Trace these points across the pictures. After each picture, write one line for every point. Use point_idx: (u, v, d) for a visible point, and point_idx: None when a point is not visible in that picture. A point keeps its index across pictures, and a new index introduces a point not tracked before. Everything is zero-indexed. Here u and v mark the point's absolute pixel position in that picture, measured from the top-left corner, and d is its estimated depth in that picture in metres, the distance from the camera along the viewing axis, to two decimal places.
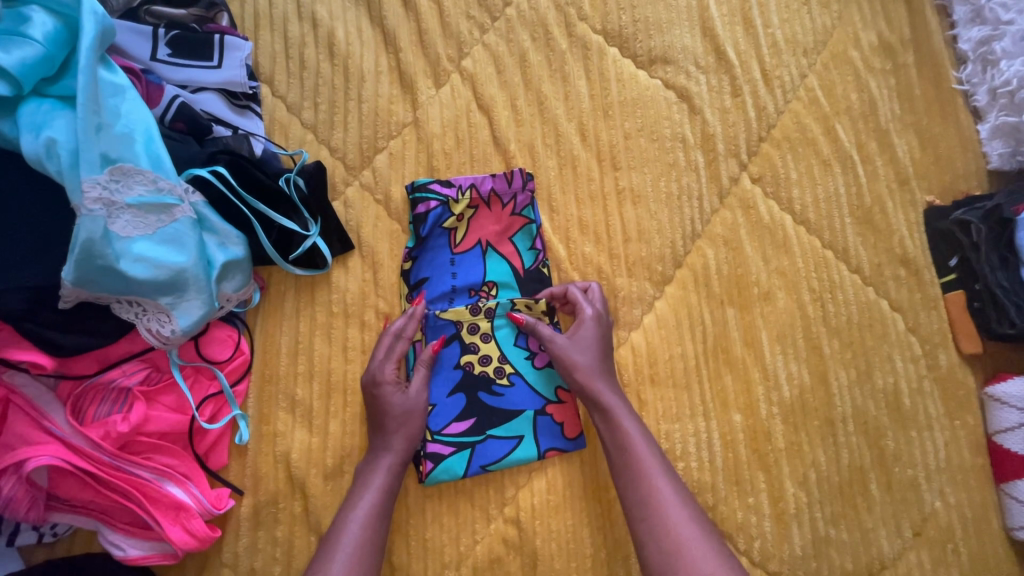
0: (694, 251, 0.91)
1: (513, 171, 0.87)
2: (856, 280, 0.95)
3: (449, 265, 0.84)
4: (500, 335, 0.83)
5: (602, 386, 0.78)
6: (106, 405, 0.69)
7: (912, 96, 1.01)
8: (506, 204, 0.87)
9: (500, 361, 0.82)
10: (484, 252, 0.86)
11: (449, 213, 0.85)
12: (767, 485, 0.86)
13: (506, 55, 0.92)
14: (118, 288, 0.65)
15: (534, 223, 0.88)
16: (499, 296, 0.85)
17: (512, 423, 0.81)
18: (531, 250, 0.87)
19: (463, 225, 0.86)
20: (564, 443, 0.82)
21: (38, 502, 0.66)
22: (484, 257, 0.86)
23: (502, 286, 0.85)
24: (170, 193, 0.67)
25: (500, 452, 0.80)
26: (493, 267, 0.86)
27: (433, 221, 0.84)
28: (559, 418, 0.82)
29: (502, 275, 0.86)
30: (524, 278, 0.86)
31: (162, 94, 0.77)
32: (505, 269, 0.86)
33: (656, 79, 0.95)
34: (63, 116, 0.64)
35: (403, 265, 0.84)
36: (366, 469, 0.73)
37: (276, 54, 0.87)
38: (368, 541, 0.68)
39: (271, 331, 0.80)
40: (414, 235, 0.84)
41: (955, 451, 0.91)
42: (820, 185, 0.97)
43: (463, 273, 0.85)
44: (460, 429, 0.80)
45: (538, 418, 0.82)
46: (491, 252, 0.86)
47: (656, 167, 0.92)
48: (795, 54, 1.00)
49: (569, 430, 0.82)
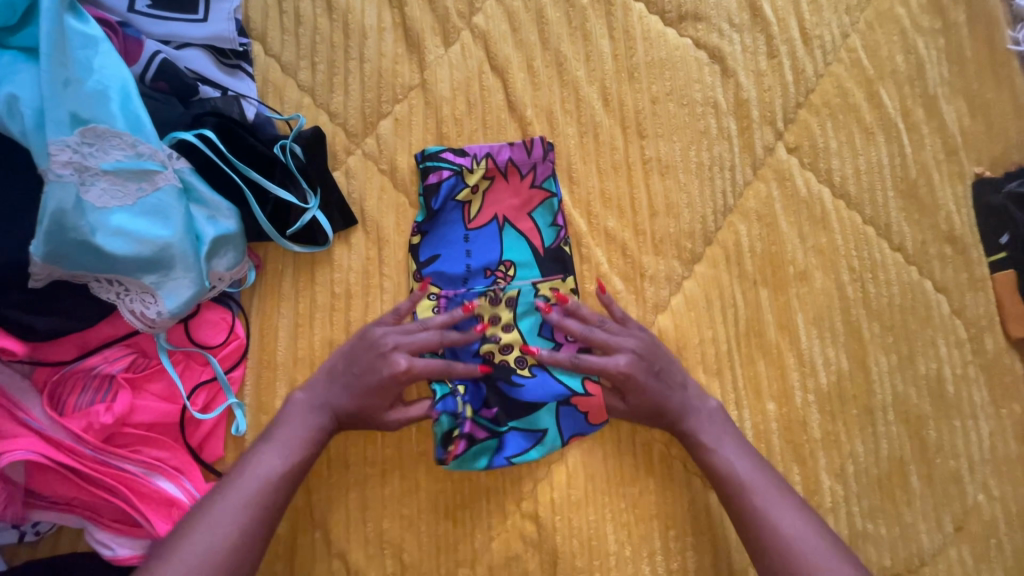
0: (726, 227, 0.84)
1: (533, 140, 0.80)
2: (899, 259, 0.88)
3: (463, 243, 0.77)
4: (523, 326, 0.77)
5: (672, 392, 0.73)
6: (87, 394, 0.63)
7: (964, 59, 0.92)
8: (525, 175, 0.80)
9: (526, 349, 0.75)
10: (500, 228, 0.79)
11: (463, 185, 0.78)
12: (802, 477, 0.80)
13: (521, 11, 0.83)
14: (100, 267, 0.59)
15: (555, 196, 0.80)
16: (517, 279, 0.78)
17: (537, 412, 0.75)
18: (551, 227, 0.80)
19: (478, 201, 0.79)
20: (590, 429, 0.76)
21: (15, 500, 0.61)
22: (499, 232, 0.79)
23: (520, 264, 0.78)
24: (151, 158, 0.60)
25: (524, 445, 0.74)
26: (511, 244, 0.79)
27: (446, 192, 0.77)
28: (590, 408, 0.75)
29: (520, 251, 0.78)
30: (544, 257, 0.79)
31: (141, 50, 0.69)
32: (523, 247, 0.79)
33: (685, 38, 0.87)
34: (27, 70, 0.57)
35: (411, 241, 0.77)
36: (297, 406, 0.68)
37: (269, 8, 0.79)
38: (272, 492, 0.62)
39: (268, 313, 0.73)
40: (425, 208, 0.77)
41: (1000, 442, 0.85)
42: (861, 155, 0.89)
43: (477, 250, 0.77)
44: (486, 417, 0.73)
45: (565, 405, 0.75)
46: (508, 227, 0.79)
47: (686, 135, 0.85)
48: (836, 11, 0.91)
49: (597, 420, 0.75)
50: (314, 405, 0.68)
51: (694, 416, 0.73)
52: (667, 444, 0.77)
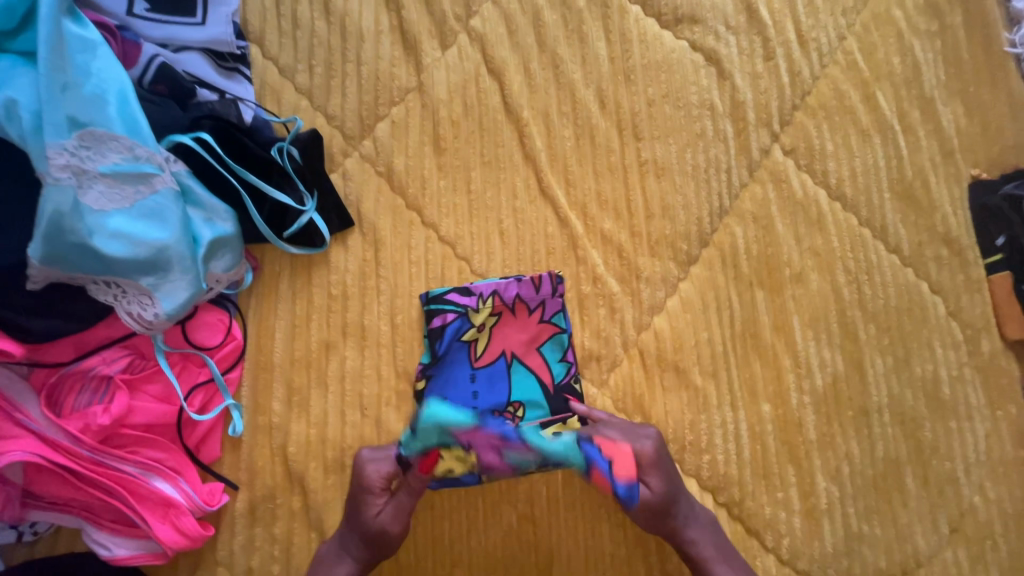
0: (722, 229, 0.84)
1: (540, 275, 0.78)
2: (895, 261, 0.88)
3: (469, 382, 0.75)
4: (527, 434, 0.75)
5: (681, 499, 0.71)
6: (86, 394, 0.64)
7: (960, 60, 0.92)
8: (532, 310, 0.78)
9: (533, 463, 0.72)
10: (508, 365, 0.76)
11: (471, 313, 0.76)
12: (797, 479, 0.80)
13: (518, 14, 0.84)
14: (98, 269, 0.59)
15: (564, 331, 0.79)
16: (525, 418, 0.75)
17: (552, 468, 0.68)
18: (561, 361, 0.78)
19: (478, 408, 0.74)
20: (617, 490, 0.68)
21: (13, 500, 0.61)
22: (506, 363, 0.76)
23: (528, 401, 0.76)
24: (149, 161, 0.60)
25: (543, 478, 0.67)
26: (519, 382, 0.76)
27: (451, 334, 0.75)
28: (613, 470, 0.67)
29: (527, 391, 0.76)
30: (554, 397, 0.76)
31: (139, 53, 0.70)
32: (531, 382, 0.77)
33: (681, 40, 0.87)
34: (25, 73, 0.57)
35: (416, 386, 0.74)
36: (328, 556, 0.67)
37: (266, 11, 0.79)
38: None
39: (265, 314, 0.73)
40: (429, 351, 0.75)
41: (996, 443, 0.85)
42: (857, 157, 0.89)
43: (484, 400, 0.75)
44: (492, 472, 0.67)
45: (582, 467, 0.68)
46: (516, 365, 0.77)
47: (682, 137, 0.85)
48: (833, 14, 0.92)
49: (622, 471, 0.67)
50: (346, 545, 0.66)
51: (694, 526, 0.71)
52: None
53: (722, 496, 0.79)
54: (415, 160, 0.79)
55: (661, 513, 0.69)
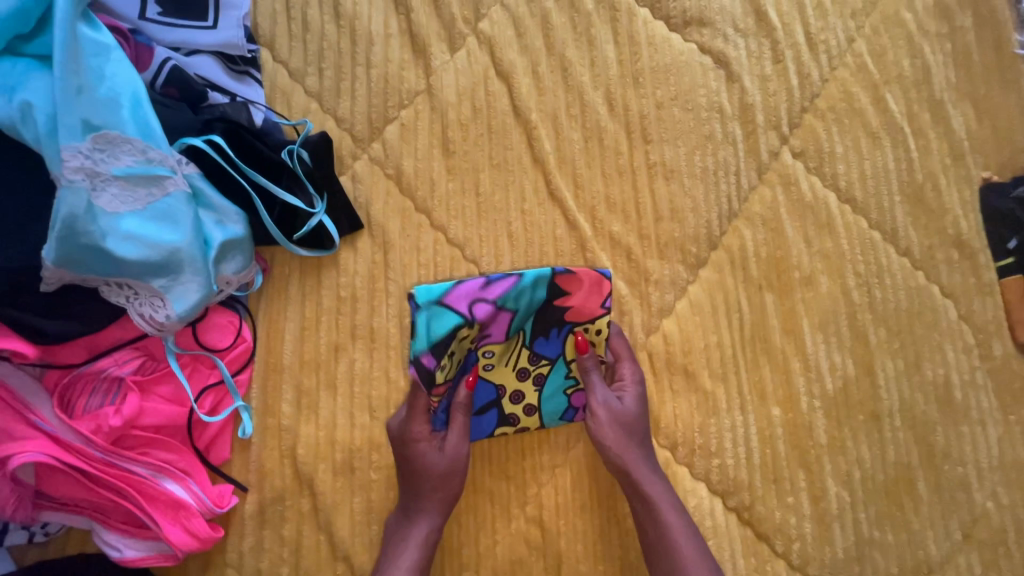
0: (731, 231, 0.84)
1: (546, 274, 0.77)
2: (906, 264, 0.87)
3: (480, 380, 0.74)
4: (546, 410, 0.75)
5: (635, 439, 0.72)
6: (96, 397, 0.64)
7: (970, 63, 0.92)
8: None
9: (533, 364, 0.74)
10: (512, 284, 0.69)
11: (454, 326, 0.67)
12: (808, 483, 0.80)
13: (526, 17, 0.84)
14: (112, 271, 0.60)
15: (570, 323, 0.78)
16: (542, 406, 0.75)
17: (533, 297, 0.70)
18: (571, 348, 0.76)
19: (478, 330, 0.69)
20: (600, 314, 0.73)
21: (25, 501, 0.61)
22: (510, 285, 0.69)
23: (527, 319, 0.71)
24: (161, 164, 0.60)
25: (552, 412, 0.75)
26: (523, 304, 0.70)
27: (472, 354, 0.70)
28: (581, 303, 0.72)
29: (532, 301, 0.70)
30: (554, 304, 0.71)
31: (152, 56, 0.70)
32: (535, 298, 0.70)
33: (690, 43, 0.87)
34: (40, 77, 0.58)
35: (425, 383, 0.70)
36: (400, 525, 0.68)
37: (277, 14, 0.80)
38: None
39: (275, 316, 0.74)
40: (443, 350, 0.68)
41: (1009, 448, 0.85)
42: (867, 159, 0.89)
43: (489, 325, 0.69)
44: (491, 341, 0.70)
45: (568, 333, 0.73)
46: (522, 277, 0.70)
47: (691, 140, 0.85)
48: (842, 16, 0.91)
49: (595, 300, 0.72)
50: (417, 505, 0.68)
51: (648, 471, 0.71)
52: (673, 451, 0.79)
53: (732, 500, 0.78)
54: (424, 163, 0.79)
55: (621, 432, 0.72)
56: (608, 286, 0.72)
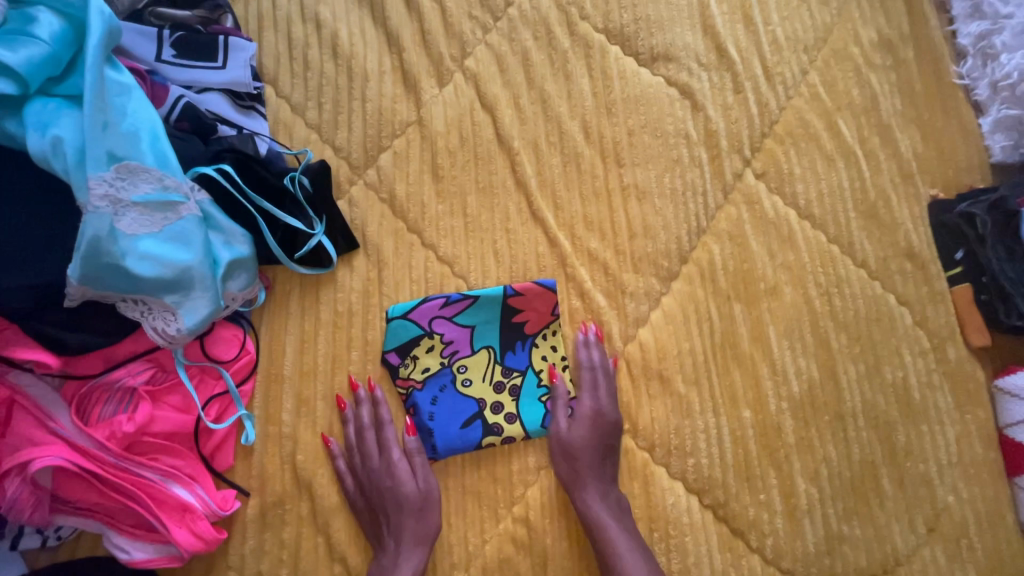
0: (700, 247, 0.91)
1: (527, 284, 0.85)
2: (863, 275, 0.94)
3: (458, 398, 0.80)
4: (527, 417, 0.81)
5: (587, 455, 0.78)
6: (110, 405, 0.68)
7: (914, 91, 1.01)
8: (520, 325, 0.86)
9: (507, 376, 0.82)
10: (468, 305, 0.82)
11: (419, 338, 0.81)
12: (778, 481, 0.85)
13: (508, 54, 0.92)
14: (129, 287, 0.65)
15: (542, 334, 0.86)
16: (522, 413, 0.81)
17: (491, 313, 0.83)
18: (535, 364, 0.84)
19: (441, 342, 0.81)
20: (552, 321, 0.85)
21: (42, 504, 0.65)
22: (466, 306, 0.82)
23: (490, 337, 0.83)
24: (176, 191, 0.67)
25: (534, 420, 0.81)
26: (481, 322, 0.83)
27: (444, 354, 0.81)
28: (534, 312, 0.84)
29: (492, 319, 0.83)
30: (512, 321, 0.83)
31: (167, 94, 0.77)
32: (491, 316, 0.83)
33: (658, 77, 0.95)
34: (69, 114, 0.64)
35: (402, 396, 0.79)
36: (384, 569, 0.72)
37: (280, 55, 0.87)
38: None
39: (276, 330, 0.79)
40: (414, 365, 0.80)
41: (966, 445, 0.91)
42: (823, 180, 0.97)
43: (451, 340, 0.82)
44: (460, 356, 0.82)
45: (532, 345, 0.84)
46: (477, 299, 0.82)
47: (660, 164, 0.92)
48: (796, 51, 1.00)
49: (544, 307, 0.84)
50: (408, 542, 0.72)
51: (592, 475, 0.78)
52: (651, 452, 0.83)
53: (707, 497, 0.83)
54: (415, 188, 0.86)
55: (569, 465, 0.78)
56: (552, 296, 0.85)
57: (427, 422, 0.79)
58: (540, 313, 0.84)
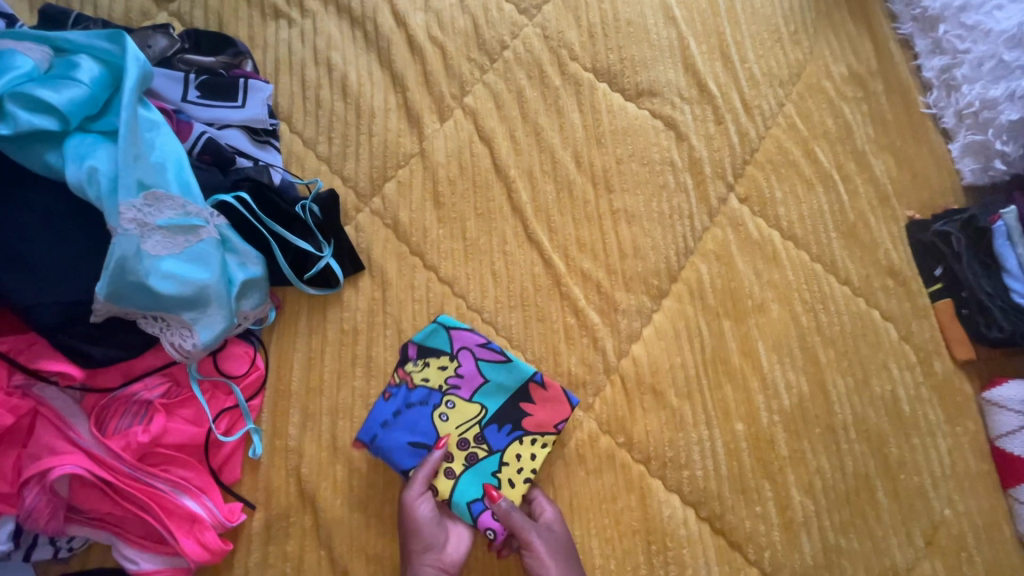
0: (689, 266, 0.96)
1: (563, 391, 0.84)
2: (847, 292, 0.98)
3: (422, 422, 0.80)
4: (459, 488, 0.78)
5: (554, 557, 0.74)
6: (127, 418, 0.71)
7: (885, 120, 1.08)
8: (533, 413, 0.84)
9: (476, 441, 0.80)
10: (499, 360, 0.83)
11: (441, 352, 0.83)
12: (773, 494, 0.86)
13: (504, 92, 1.00)
14: (151, 304, 0.70)
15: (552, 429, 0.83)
16: (463, 477, 0.79)
17: (507, 382, 0.83)
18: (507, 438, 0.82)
19: (455, 369, 0.83)
20: (550, 432, 0.82)
21: (58, 513, 0.67)
22: (496, 361, 0.83)
23: (491, 401, 0.82)
24: (197, 216, 0.72)
25: (462, 495, 0.78)
26: (492, 383, 0.83)
27: (448, 378, 0.83)
28: (544, 413, 0.82)
29: (502, 390, 0.83)
30: (517, 407, 0.82)
31: (191, 130, 0.84)
32: (505, 386, 0.83)
33: (643, 110, 1.03)
34: (104, 148, 0.70)
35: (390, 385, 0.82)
36: None
37: (294, 95, 0.95)
38: None
39: (285, 348, 0.83)
40: (421, 369, 0.83)
41: (959, 458, 0.92)
42: (804, 203, 1.02)
43: (462, 375, 0.83)
44: (457, 392, 0.82)
45: (517, 437, 0.81)
46: (509, 363, 0.83)
47: (648, 189, 0.98)
48: (772, 86, 1.08)
49: (554, 416, 0.82)
50: None
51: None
52: (646, 465, 0.85)
53: (703, 510, 0.84)
54: (417, 214, 0.92)
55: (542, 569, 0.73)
56: (568, 411, 0.82)
57: (383, 418, 0.80)
58: (558, 410, 0.82)
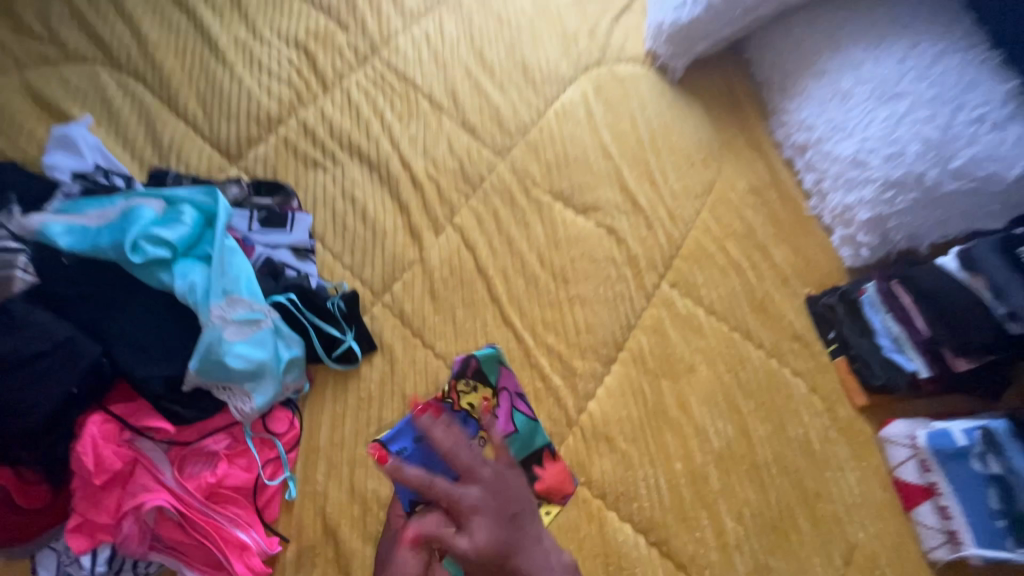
0: (631, 338, 1.22)
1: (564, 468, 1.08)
2: (760, 354, 1.23)
3: None
4: None
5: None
6: (199, 465, 0.95)
7: (781, 220, 1.39)
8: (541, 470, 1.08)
9: None
10: (528, 417, 1.11)
11: (490, 383, 1.12)
12: (709, 521, 1.05)
13: (484, 213, 1.33)
14: (222, 376, 0.96)
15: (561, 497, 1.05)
16: None
17: (529, 440, 1.08)
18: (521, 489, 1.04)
19: (497, 404, 1.11)
20: (556, 502, 1.04)
21: (144, 539, 0.88)
22: (525, 416, 1.11)
23: (514, 445, 1.07)
24: (259, 312, 1.01)
25: None
26: (519, 432, 1.09)
27: (484, 412, 1.10)
28: (553, 478, 1.06)
29: (524, 446, 1.08)
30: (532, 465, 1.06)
31: (253, 250, 1.17)
32: (526, 440, 1.08)
33: (590, 221, 1.35)
34: (200, 267, 1.00)
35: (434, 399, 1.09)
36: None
37: (327, 221, 1.28)
38: None
39: (315, 412, 1.06)
40: (464, 396, 1.11)
41: (867, 488, 1.11)
42: (721, 286, 1.31)
43: (499, 411, 1.10)
44: (490, 428, 1.08)
45: None
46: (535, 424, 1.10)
47: (597, 280, 1.28)
48: (689, 198, 1.41)
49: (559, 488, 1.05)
50: None
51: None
52: (604, 499, 1.06)
53: (652, 536, 1.03)
54: (419, 306, 1.20)
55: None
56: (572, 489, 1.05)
57: (410, 437, 1.02)
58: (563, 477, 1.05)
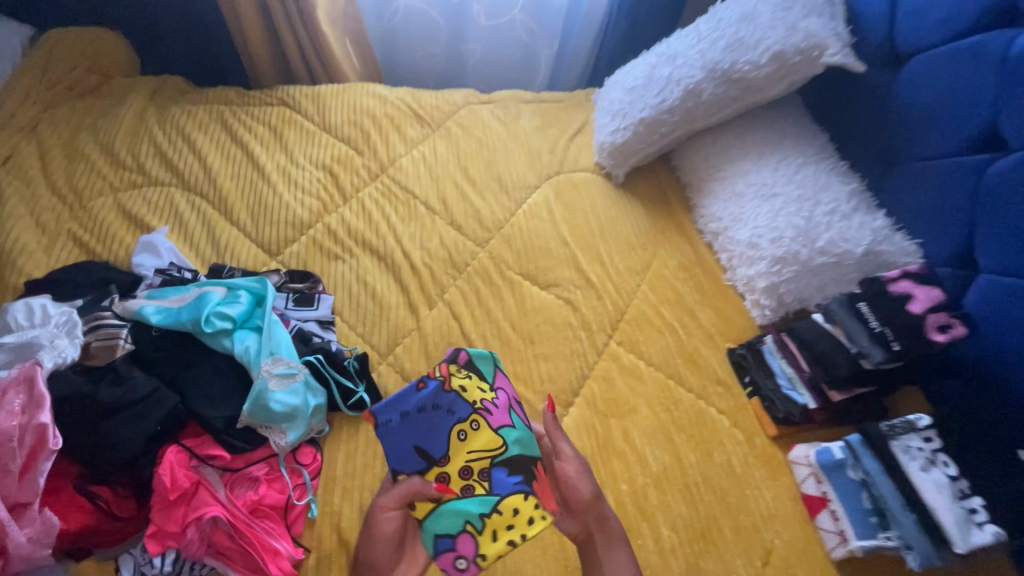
0: (585, 386, 1.53)
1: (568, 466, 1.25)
2: (690, 396, 1.54)
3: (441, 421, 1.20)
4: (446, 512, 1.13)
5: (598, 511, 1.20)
6: (244, 487, 1.23)
7: (705, 289, 1.74)
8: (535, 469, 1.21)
9: (484, 478, 1.16)
10: (522, 414, 1.26)
11: (485, 381, 1.27)
12: (649, 530, 1.31)
13: (467, 290, 1.69)
14: (266, 418, 1.27)
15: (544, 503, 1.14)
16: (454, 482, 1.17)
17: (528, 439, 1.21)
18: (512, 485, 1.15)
19: (490, 395, 1.25)
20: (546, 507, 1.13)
21: (201, 543, 1.14)
22: (519, 413, 1.25)
23: (507, 435, 1.19)
24: (295, 368, 1.33)
25: (445, 519, 1.12)
26: (515, 427, 1.21)
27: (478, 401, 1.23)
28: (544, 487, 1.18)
29: (518, 442, 1.19)
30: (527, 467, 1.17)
31: (289, 322, 1.52)
32: (517, 433, 1.20)
33: (552, 294, 1.71)
34: (252, 335, 1.35)
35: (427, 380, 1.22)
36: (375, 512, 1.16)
37: (345, 301, 1.63)
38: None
39: (333, 448, 1.35)
40: (457, 381, 1.24)
41: (779, 502, 1.37)
42: (659, 342, 1.63)
43: (492, 400, 1.24)
44: (482, 415, 1.21)
45: (521, 491, 1.13)
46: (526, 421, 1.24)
47: (557, 341, 1.61)
48: (632, 274, 1.77)
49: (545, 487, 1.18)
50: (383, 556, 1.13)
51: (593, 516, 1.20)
52: None
53: None
54: (416, 365, 1.53)
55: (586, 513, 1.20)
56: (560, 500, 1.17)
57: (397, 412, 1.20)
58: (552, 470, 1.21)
